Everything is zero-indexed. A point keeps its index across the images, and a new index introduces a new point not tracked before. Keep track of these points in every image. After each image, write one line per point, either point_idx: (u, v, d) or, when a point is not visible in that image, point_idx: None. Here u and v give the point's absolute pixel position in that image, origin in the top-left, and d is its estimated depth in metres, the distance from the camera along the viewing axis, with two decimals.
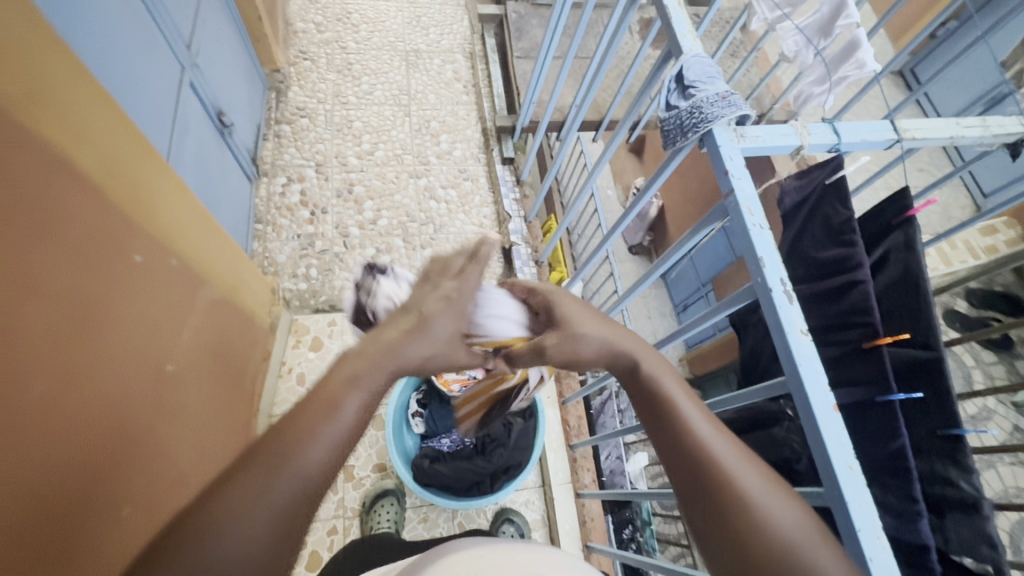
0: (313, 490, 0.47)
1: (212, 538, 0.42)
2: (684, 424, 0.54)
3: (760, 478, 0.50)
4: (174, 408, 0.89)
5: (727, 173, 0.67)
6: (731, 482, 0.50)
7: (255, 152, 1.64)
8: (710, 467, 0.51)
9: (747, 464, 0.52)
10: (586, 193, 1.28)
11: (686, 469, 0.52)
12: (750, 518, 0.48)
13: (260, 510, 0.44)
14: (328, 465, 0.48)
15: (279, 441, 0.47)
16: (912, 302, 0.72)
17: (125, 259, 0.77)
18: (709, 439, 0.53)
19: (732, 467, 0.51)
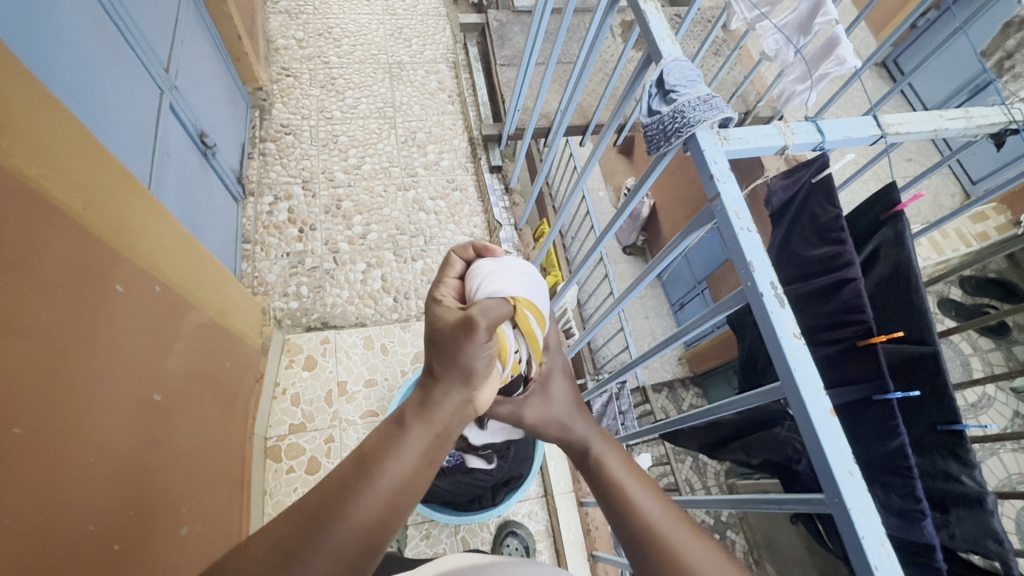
0: (365, 537, 0.50)
1: None
2: (630, 500, 0.58)
3: (705, 549, 0.53)
4: (165, 438, 0.87)
5: (712, 177, 0.66)
6: (675, 554, 0.52)
7: (239, 171, 1.63)
8: (655, 540, 0.54)
9: (693, 536, 0.54)
10: (576, 198, 1.27)
11: (636, 547, 0.55)
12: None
13: (316, 555, 0.47)
14: (379, 512, 0.51)
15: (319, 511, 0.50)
16: (904, 298, 0.72)
17: (107, 289, 0.75)
18: (655, 514, 0.56)
19: (677, 539, 0.53)
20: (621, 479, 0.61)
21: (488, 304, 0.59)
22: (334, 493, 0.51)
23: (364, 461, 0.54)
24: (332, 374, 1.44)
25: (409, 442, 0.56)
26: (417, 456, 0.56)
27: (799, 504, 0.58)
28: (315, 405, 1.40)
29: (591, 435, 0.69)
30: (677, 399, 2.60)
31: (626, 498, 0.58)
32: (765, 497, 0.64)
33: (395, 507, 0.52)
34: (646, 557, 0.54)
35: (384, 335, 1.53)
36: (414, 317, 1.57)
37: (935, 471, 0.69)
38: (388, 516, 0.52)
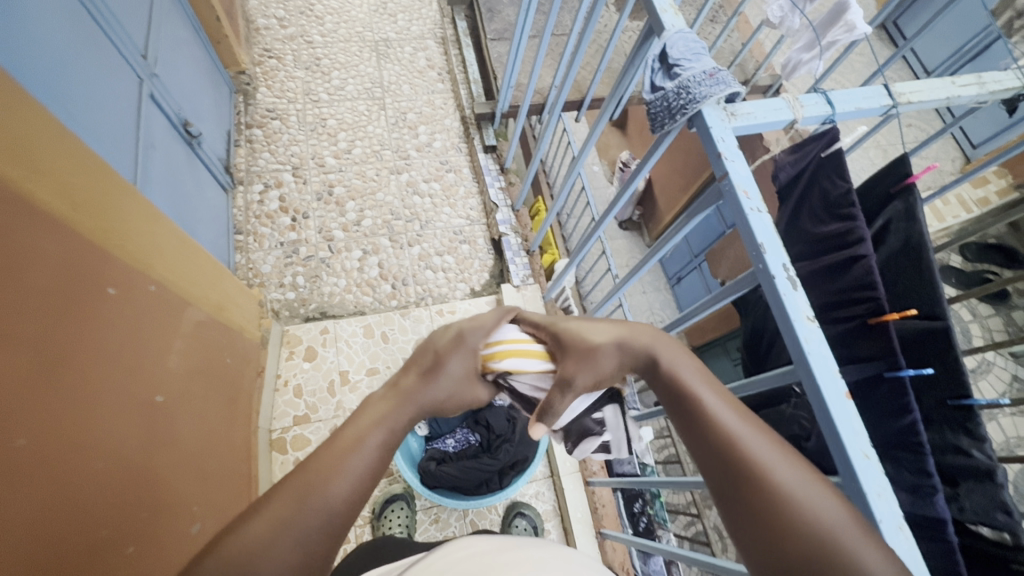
0: (340, 527, 0.46)
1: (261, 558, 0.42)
2: (710, 415, 0.52)
3: (793, 469, 0.47)
4: (171, 440, 0.86)
5: (720, 155, 0.64)
6: (760, 474, 0.47)
7: (227, 160, 1.59)
8: (737, 458, 0.49)
9: (780, 455, 0.48)
10: (575, 175, 1.23)
11: (714, 464, 0.50)
12: (780, 508, 0.45)
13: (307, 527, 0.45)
14: (354, 502, 0.48)
15: (309, 475, 0.48)
16: (915, 272, 0.70)
17: (102, 292, 0.73)
18: (738, 432, 0.50)
19: (762, 458, 0.48)
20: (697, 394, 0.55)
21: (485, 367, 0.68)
22: (311, 478, 0.47)
23: (352, 442, 0.51)
24: (333, 364, 1.43)
25: (391, 418, 0.56)
26: (393, 434, 0.55)
27: None
28: (318, 396, 1.39)
29: (670, 355, 0.60)
30: None
31: (705, 412, 0.53)
32: None
33: (367, 492, 0.50)
34: (725, 474, 0.49)
35: (384, 323, 1.51)
36: (414, 304, 1.55)
37: (945, 445, 0.69)
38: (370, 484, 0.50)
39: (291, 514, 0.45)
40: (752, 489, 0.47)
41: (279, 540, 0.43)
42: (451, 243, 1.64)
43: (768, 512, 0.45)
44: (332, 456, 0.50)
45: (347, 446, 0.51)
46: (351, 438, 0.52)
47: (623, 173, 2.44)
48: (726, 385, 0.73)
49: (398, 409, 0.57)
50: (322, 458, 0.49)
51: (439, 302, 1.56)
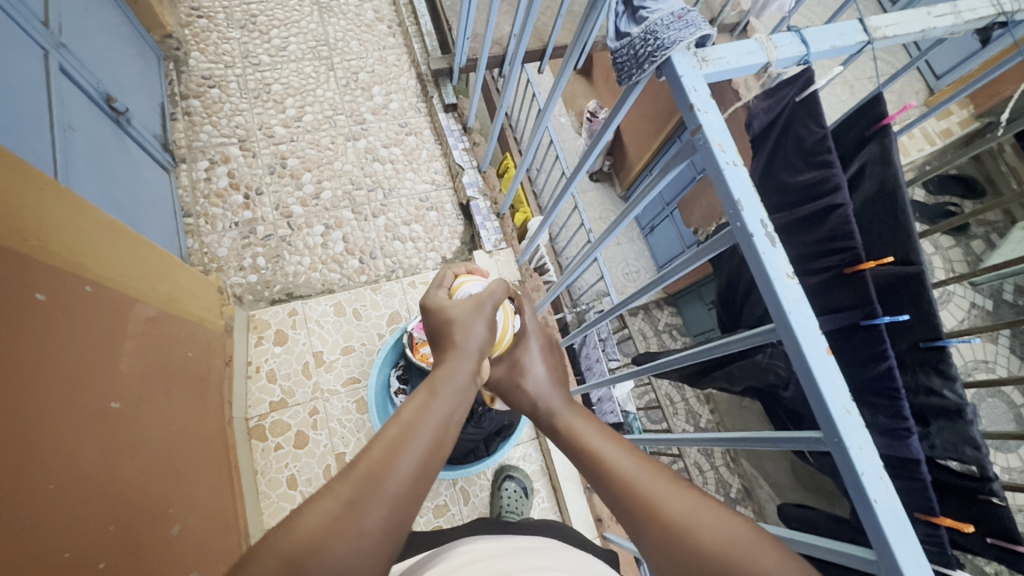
0: (404, 507, 0.47)
1: (342, 538, 0.44)
2: (609, 466, 0.56)
3: (688, 498, 0.50)
4: (133, 446, 0.82)
5: (692, 107, 0.60)
6: (659, 520, 0.49)
7: (164, 136, 1.46)
8: (638, 504, 0.51)
9: (670, 483, 0.52)
10: (542, 131, 1.16)
11: (621, 506, 0.53)
12: (674, 540, 0.48)
13: (382, 497, 0.46)
14: (412, 493, 0.48)
15: (374, 459, 0.48)
16: (890, 216, 0.69)
17: (28, 300, 0.67)
18: (632, 473, 0.54)
19: (657, 490, 0.51)
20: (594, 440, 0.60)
21: (468, 329, 0.61)
22: (370, 469, 0.47)
23: (405, 430, 0.51)
24: (306, 346, 1.39)
25: (442, 402, 0.54)
26: (444, 417, 0.54)
27: (795, 442, 0.57)
28: (293, 379, 1.35)
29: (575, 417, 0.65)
30: (653, 320, 2.54)
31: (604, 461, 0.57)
32: (759, 436, 0.64)
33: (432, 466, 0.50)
34: (629, 516, 0.52)
35: (355, 300, 1.46)
36: (384, 277, 1.50)
37: (918, 387, 0.71)
38: (426, 468, 0.50)
39: (352, 501, 0.45)
40: (655, 527, 0.49)
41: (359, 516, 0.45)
42: (417, 211, 1.58)
43: (671, 547, 0.48)
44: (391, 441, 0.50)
45: (393, 443, 0.49)
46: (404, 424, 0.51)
47: (590, 124, 2.35)
48: (705, 345, 0.72)
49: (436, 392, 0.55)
50: (377, 449, 0.49)
51: (410, 274, 1.51)
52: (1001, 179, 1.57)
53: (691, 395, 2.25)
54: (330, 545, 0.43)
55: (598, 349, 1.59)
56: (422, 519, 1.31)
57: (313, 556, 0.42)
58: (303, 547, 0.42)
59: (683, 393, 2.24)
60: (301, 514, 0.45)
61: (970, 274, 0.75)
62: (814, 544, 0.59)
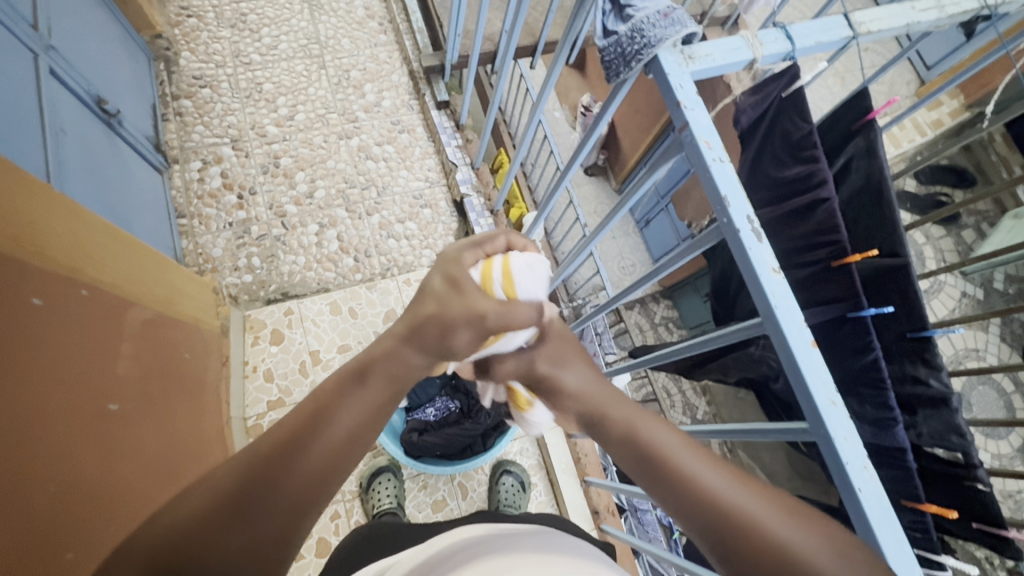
0: (298, 504, 0.45)
1: (227, 530, 0.42)
2: (689, 476, 0.47)
3: (792, 516, 0.44)
4: (131, 448, 0.83)
5: (679, 104, 0.60)
6: (759, 539, 0.43)
7: (156, 138, 1.46)
8: (732, 521, 0.44)
9: (766, 499, 0.45)
10: (534, 126, 1.16)
11: (706, 524, 0.45)
12: (792, 574, 0.41)
13: (276, 493, 0.44)
14: (313, 485, 0.46)
15: (274, 453, 0.45)
16: (876, 209, 0.70)
17: (23, 304, 0.67)
18: (717, 485, 0.46)
19: (754, 510, 0.44)
20: (661, 445, 0.50)
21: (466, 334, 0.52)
22: (265, 460, 0.45)
23: (307, 417, 0.48)
24: (302, 345, 1.39)
25: (364, 389, 0.50)
26: (370, 405, 0.50)
27: (783, 433, 0.58)
28: (290, 378, 1.36)
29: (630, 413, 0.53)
30: (650, 313, 2.55)
31: (677, 467, 0.48)
32: (749, 426, 0.64)
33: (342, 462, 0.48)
34: (719, 534, 0.44)
35: (350, 298, 1.47)
36: (379, 276, 1.50)
37: (904, 376, 0.72)
38: (336, 463, 0.47)
39: (240, 496, 0.43)
40: (756, 555, 0.43)
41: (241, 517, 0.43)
42: (411, 208, 1.58)
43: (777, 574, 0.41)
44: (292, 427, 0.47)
45: (297, 432, 0.46)
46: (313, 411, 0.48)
47: (584, 118, 2.35)
48: (695, 339, 0.73)
49: (365, 380, 0.51)
50: (277, 435, 0.46)
51: (405, 271, 1.52)
52: (992, 169, 1.60)
53: (688, 387, 2.26)
54: (209, 543, 0.42)
55: (595, 343, 1.60)
56: (421, 514, 1.32)
57: (194, 547, 0.42)
58: (175, 546, 0.41)
59: (679, 385, 2.25)
60: (177, 507, 0.43)
61: (960, 263, 0.75)
62: None
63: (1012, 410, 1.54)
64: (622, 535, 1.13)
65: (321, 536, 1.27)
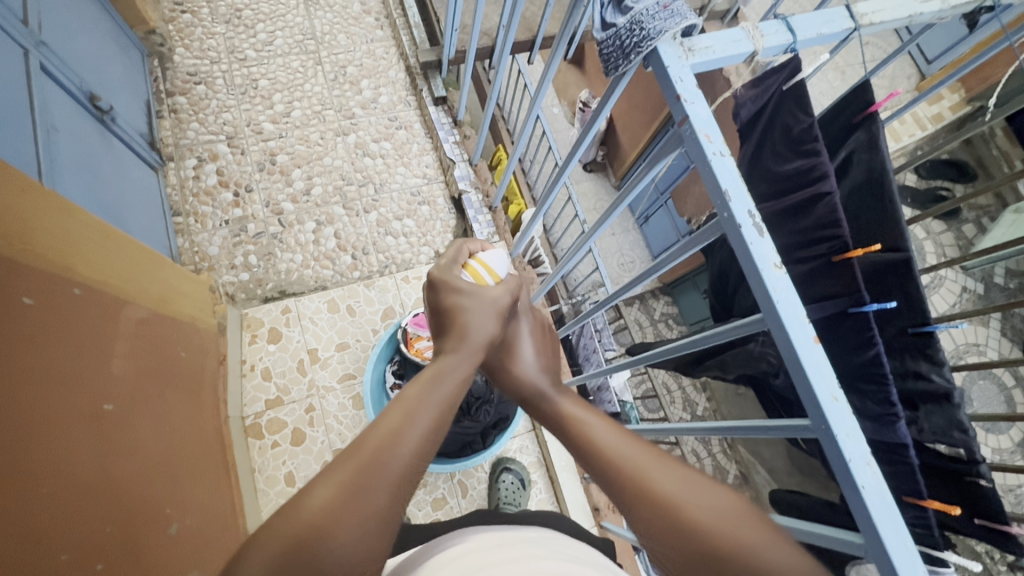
0: (404, 485, 0.48)
1: (349, 513, 0.44)
2: (595, 443, 0.56)
3: (678, 474, 0.50)
4: (127, 448, 0.82)
5: (679, 98, 0.59)
6: (641, 487, 0.50)
7: (150, 135, 1.44)
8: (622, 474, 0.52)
9: (660, 459, 0.52)
10: (533, 121, 1.15)
11: (607, 481, 0.54)
12: (667, 514, 0.48)
13: (384, 477, 0.47)
14: (413, 468, 0.49)
15: (378, 443, 0.48)
16: (878, 203, 0.69)
17: (15, 304, 0.66)
18: (617, 448, 0.54)
19: (646, 466, 0.51)
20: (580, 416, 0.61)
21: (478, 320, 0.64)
22: (373, 451, 0.48)
23: (402, 413, 0.51)
24: (300, 343, 1.39)
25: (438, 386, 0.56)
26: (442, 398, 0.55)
27: (785, 430, 0.57)
28: (288, 377, 1.36)
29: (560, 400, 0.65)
30: (649, 309, 2.54)
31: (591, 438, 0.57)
32: (750, 423, 0.64)
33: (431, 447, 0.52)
34: (615, 487, 0.52)
35: (348, 296, 1.46)
36: (377, 273, 1.50)
37: (906, 371, 0.71)
38: (425, 448, 0.51)
39: (358, 481, 0.46)
40: (642, 503, 0.50)
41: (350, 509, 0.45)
42: (409, 205, 1.57)
43: (655, 518, 0.48)
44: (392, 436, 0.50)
45: (385, 437, 0.49)
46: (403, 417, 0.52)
47: (583, 113, 2.34)
48: (696, 335, 0.72)
49: (439, 383, 0.56)
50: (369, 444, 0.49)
51: (403, 269, 1.51)
52: (993, 163, 1.59)
53: (688, 383, 2.26)
54: (332, 532, 0.43)
55: (594, 339, 1.59)
56: (421, 512, 1.32)
57: (322, 533, 0.43)
58: (302, 539, 0.42)
59: (679, 381, 2.24)
60: (299, 505, 0.44)
61: (962, 258, 0.75)
62: (803, 529, 0.59)
63: (1012, 405, 1.54)
64: (623, 532, 1.12)
65: None
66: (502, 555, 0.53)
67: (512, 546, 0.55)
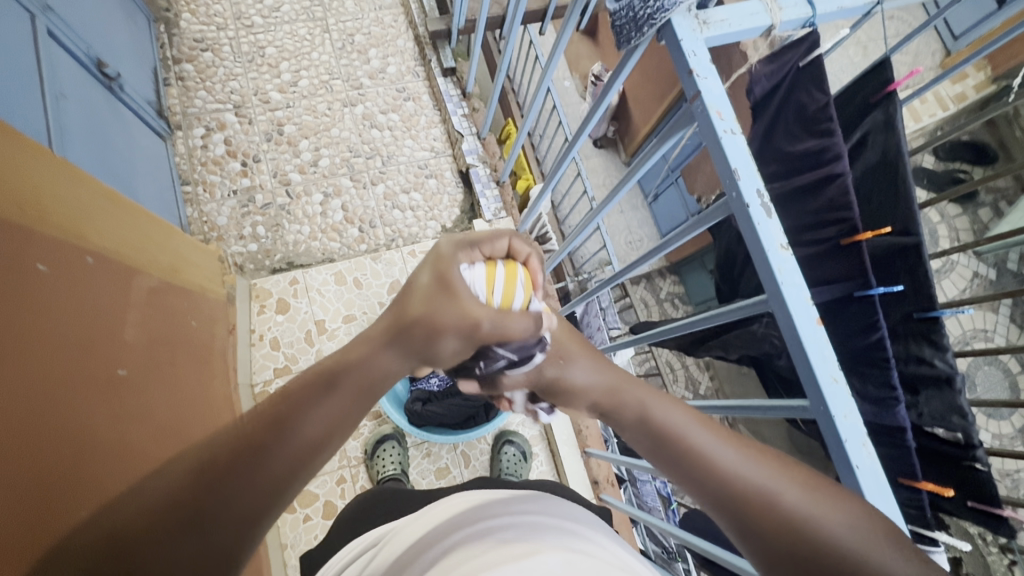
0: (289, 475, 0.49)
1: (218, 503, 0.46)
2: (719, 468, 0.51)
3: (804, 488, 0.49)
4: (140, 412, 0.85)
5: (692, 73, 0.58)
6: (765, 502, 0.48)
7: (158, 103, 1.43)
8: (744, 493, 0.49)
9: (784, 477, 0.49)
10: (542, 94, 1.12)
11: (728, 501, 0.50)
12: (801, 538, 0.46)
13: (255, 471, 0.47)
14: (299, 458, 0.49)
15: (259, 432, 0.48)
16: (889, 186, 0.68)
17: (29, 272, 0.68)
18: (734, 464, 0.51)
19: (770, 484, 0.49)
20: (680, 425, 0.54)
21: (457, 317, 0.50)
22: (246, 441, 0.48)
23: (287, 411, 0.50)
24: (308, 314, 1.40)
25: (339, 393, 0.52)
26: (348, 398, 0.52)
27: (783, 410, 0.58)
28: (296, 347, 1.38)
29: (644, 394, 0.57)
30: (655, 288, 2.52)
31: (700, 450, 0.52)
32: (749, 403, 0.65)
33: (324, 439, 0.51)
34: (739, 506, 0.49)
35: (355, 269, 1.46)
36: (384, 247, 1.50)
37: (909, 356, 0.71)
38: (317, 444, 0.50)
39: (232, 463, 0.47)
40: (770, 521, 0.48)
41: (185, 537, 0.44)
42: (416, 178, 1.56)
43: (786, 537, 0.47)
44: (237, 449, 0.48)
45: (269, 425, 0.49)
46: (273, 419, 0.49)
47: (594, 87, 2.28)
48: (700, 315, 0.72)
49: (334, 388, 0.51)
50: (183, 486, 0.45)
51: (409, 243, 1.51)
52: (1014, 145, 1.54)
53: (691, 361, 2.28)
54: (198, 511, 0.45)
55: (599, 317, 1.60)
56: (424, 480, 1.36)
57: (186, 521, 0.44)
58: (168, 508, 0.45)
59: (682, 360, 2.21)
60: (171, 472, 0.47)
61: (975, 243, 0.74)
62: None
63: (1016, 391, 1.54)
64: (622, 504, 1.15)
65: (328, 498, 1.32)
66: (491, 510, 0.57)
67: (504, 503, 0.59)
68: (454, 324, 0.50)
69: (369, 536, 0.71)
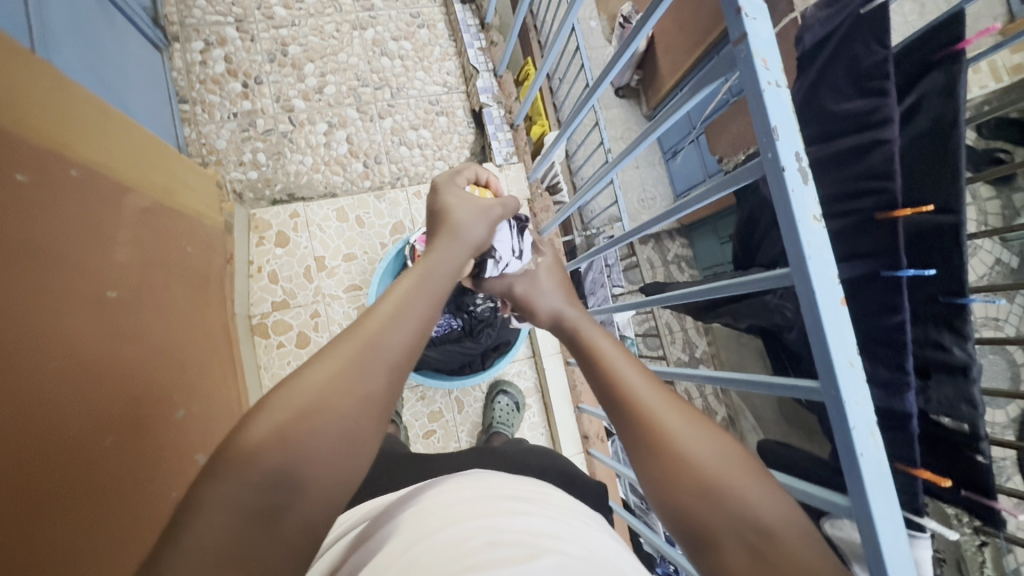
0: (397, 375, 0.48)
1: (330, 411, 0.43)
2: (627, 386, 0.56)
3: (692, 421, 0.52)
4: (132, 335, 0.83)
5: (739, 11, 0.50)
6: (656, 420, 0.52)
7: (154, 9, 1.33)
8: (638, 409, 0.54)
9: (679, 408, 0.53)
10: (567, 30, 1.03)
11: (624, 420, 0.55)
12: (675, 456, 0.50)
13: (361, 378, 0.45)
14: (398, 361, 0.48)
15: (359, 335, 0.47)
16: (937, 158, 0.63)
17: (9, 181, 0.64)
18: (637, 385, 0.56)
19: (659, 408, 0.53)
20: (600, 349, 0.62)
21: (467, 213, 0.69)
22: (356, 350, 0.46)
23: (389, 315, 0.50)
24: (307, 249, 1.37)
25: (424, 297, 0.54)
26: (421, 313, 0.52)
27: (791, 389, 0.56)
28: (294, 282, 1.36)
29: (580, 327, 0.69)
30: (663, 250, 2.44)
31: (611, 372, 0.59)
32: (754, 376, 0.63)
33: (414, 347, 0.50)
34: (630, 423, 0.54)
35: (358, 206, 1.41)
36: (389, 185, 1.45)
37: (926, 341, 0.68)
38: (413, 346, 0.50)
39: (353, 365, 0.45)
40: (649, 438, 0.52)
41: (303, 444, 0.41)
42: (426, 114, 1.48)
43: (665, 460, 0.50)
44: (343, 364, 0.45)
45: (373, 333, 0.48)
46: (383, 320, 0.49)
47: (622, 30, 2.13)
48: (713, 282, 0.68)
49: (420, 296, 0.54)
50: (297, 399, 0.43)
51: (415, 183, 1.46)
52: None
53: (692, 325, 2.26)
54: (323, 410, 0.43)
55: (604, 276, 1.57)
56: (417, 423, 1.38)
57: (304, 419, 0.42)
58: (301, 407, 0.42)
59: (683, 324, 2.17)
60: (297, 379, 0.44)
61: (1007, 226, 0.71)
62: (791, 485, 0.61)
63: None
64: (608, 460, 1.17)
65: None
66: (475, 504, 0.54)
67: (493, 498, 0.55)
68: (477, 215, 0.69)
69: (356, 513, 0.70)
